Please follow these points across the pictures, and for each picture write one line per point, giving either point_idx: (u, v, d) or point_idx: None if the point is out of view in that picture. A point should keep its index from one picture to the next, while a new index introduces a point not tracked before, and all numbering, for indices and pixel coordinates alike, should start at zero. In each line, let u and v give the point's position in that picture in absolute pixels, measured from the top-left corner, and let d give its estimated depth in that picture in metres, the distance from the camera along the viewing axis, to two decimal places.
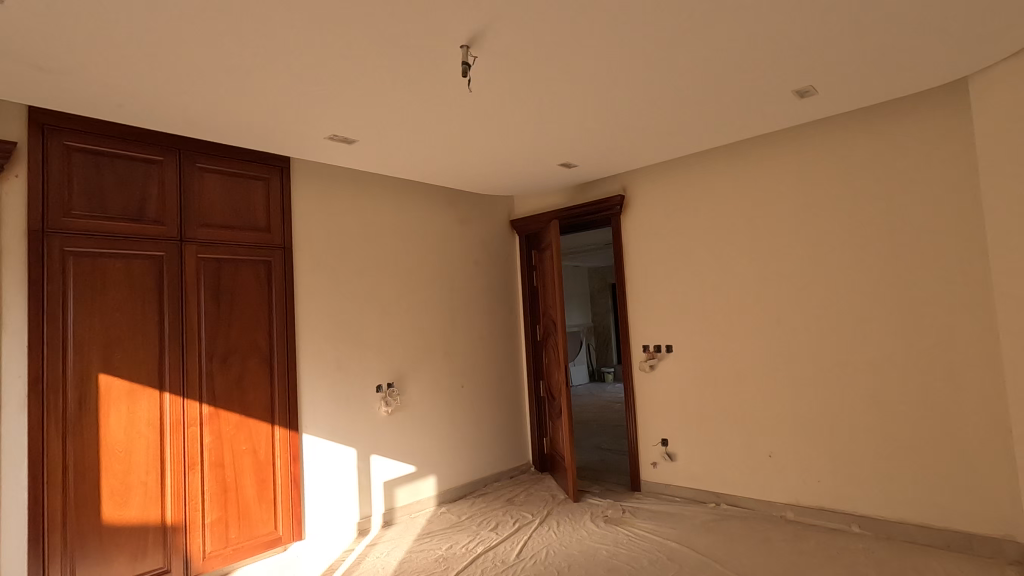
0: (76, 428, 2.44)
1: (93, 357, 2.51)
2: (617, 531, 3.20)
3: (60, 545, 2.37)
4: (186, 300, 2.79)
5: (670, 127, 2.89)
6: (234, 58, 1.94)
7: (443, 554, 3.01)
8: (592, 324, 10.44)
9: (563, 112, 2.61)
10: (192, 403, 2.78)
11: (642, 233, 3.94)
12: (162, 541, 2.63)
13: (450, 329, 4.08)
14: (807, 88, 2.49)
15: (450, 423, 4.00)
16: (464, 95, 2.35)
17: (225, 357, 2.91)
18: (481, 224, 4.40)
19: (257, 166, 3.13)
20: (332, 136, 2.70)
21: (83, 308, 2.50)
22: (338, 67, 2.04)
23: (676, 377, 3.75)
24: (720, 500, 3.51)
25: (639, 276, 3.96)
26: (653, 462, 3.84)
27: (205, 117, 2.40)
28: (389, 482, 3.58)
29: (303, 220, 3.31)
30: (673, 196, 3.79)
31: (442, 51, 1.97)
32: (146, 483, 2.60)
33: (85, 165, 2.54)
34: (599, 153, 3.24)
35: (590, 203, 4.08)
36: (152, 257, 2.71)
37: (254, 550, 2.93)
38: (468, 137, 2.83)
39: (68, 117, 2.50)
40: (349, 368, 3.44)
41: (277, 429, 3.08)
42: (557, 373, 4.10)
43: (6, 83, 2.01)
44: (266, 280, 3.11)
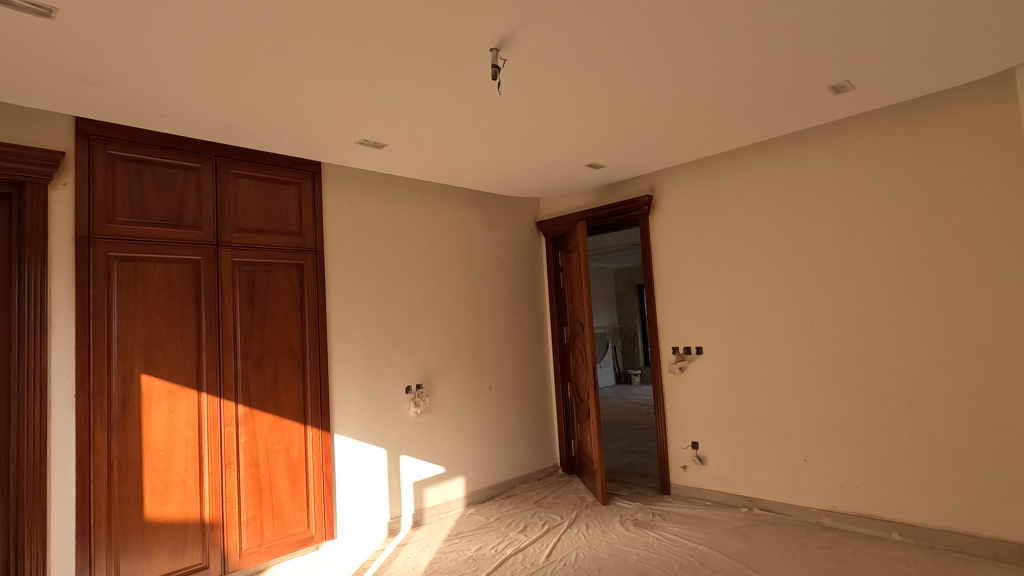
0: (120, 427, 2.53)
1: (136, 358, 2.60)
2: (647, 535, 3.16)
3: (105, 540, 2.46)
4: (222, 303, 2.87)
5: (699, 126, 2.86)
6: (270, 66, 1.98)
7: (472, 555, 3.03)
8: (618, 326, 10.35)
9: (592, 113, 2.60)
10: (229, 404, 2.85)
11: (670, 233, 3.90)
12: (200, 537, 2.71)
13: (478, 332, 4.10)
14: (843, 83, 2.43)
15: (478, 425, 4.01)
16: (493, 98, 2.36)
17: (259, 358, 2.98)
18: (508, 225, 4.42)
19: (290, 172, 3.20)
20: (363, 141, 2.74)
21: (126, 311, 2.59)
22: (371, 73, 2.07)
23: (706, 379, 3.70)
24: (752, 505, 3.44)
25: (667, 277, 3.92)
26: (683, 465, 3.79)
27: (242, 124, 2.47)
28: (418, 482, 3.61)
29: (334, 224, 3.37)
30: (702, 196, 3.74)
31: (473, 56, 1.98)
32: (185, 481, 2.68)
33: (127, 173, 2.64)
34: (627, 153, 3.22)
35: (617, 204, 4.05)
36: (191, 261, 2.79)
37: (288, 548, 2.99)
38: (496, 140, 2.85)
39: (112, 127, 2.59)
40: (378, 369, 3.48)
41: (309, 429, 3.13)
42: (585, 376, 4.09)
43: (57, 95, 2.10)
44: (299, 283, 3.17)
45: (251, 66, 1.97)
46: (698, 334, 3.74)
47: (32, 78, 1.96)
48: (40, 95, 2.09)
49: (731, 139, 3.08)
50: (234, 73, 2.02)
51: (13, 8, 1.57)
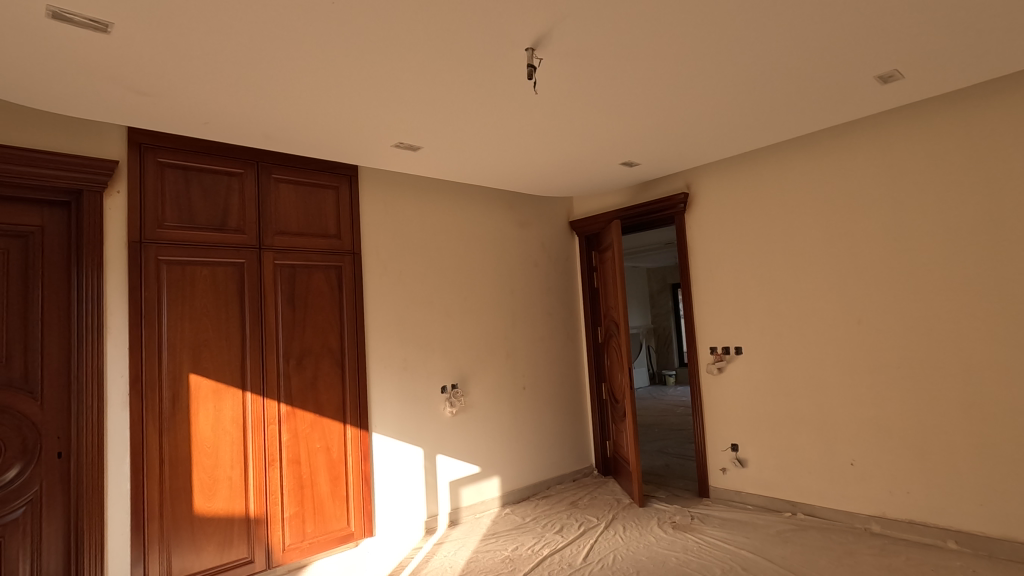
0: (170, 425, 2.63)
1: (184, 358, 2.70)
2: (686, 538, 3.11)
3: (158, 533, 2.55)
4: (265, 305, 2.95)
5: (737, 122, 2.79)
6: (311, 73, 2.03)
7: (509, 555, 3.03)
8: (651, 326, 10.22)
9: (627, 110, 2.57)
10: (271, 402, 2.93)
11: (707, 231, 3.82)
12: (246, 532, 2.79)
13: (512, 332, 4.10)
14: (891, 73, 2.33)
15: (513, 425, 4.01)
16: (528, 98, 2.35)
17: (300, 358, 3.05)
18: (541, 225, 4.41)
19: (328, 175, 3.26)
20: (398, 144, 2.78)
21: (176, 313, 2.69)
22: (407, 76, 2.10)
23: (746, 380, 3.61)
24: (796, 509, 3.34)
25: (705, 276, 3.84)
26: (723, 468, 3.71)
27: (282, 130, 2.53)
28: (454, 482, 3.64)
29: (370, 226, 3.42)
30: (741, 192, 3.66)
31: (508, 56, 1.98)
32: (231, 477, 2.76)
33: (175, 180, 2.74)
34: (663, 150, 3.17)
35: (652, 202, 4.00)
36: (235, 264, 2.88)
37: (329, 544, 3.05)
38: (530, 139, 2.84)
39: (161, 136, 2.70)
40: (414, 369, 3.52)
41: (348, 429, 3.19)
42: (620, 376, 4.05)
43: (110, 107, 2.20)
44: (337, 285, 3.23)
45: (292, 73, 2.02)
46: (737, 333, 3.66)
47: (89, 91, 2.06)
48: (96, 107, 2.19)
49: (771, 134, 3.00)
50: (276, 80, 2.07)
51: (70, 23, 1.65)
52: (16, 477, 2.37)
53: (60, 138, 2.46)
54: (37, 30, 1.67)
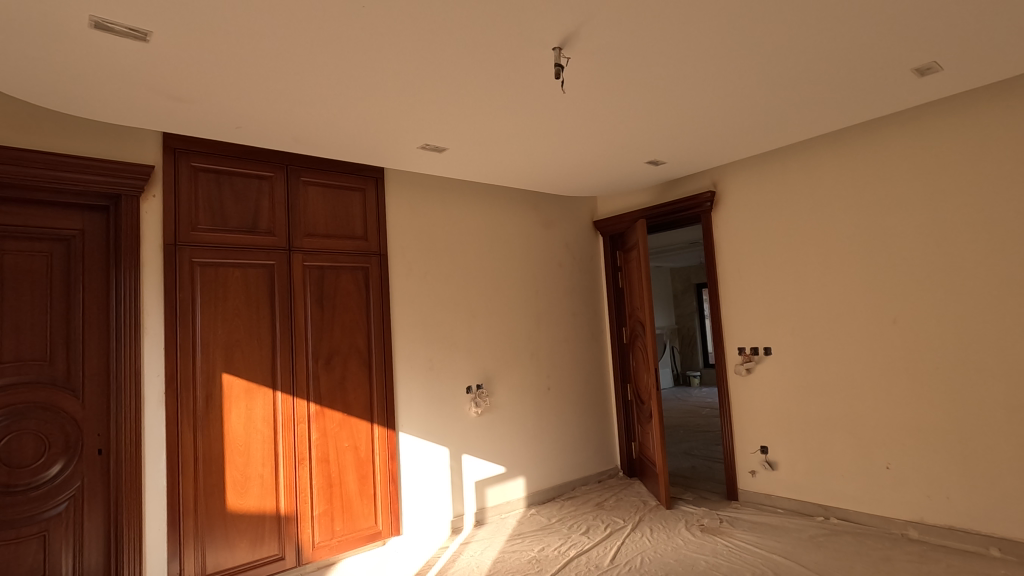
0: (204, 423, 2.69)
1: (217, 358, 2.75)
2: (715, 541, 3.07)
3: (192, 529, 2.61)
4: (295, 306, 3.00)
5: (766, 118, 2.75)
6: (341, 76, 2.05)
7: (536, 556, 3.02)
8: (675, 327, 10.11)
9: (654, 108, 2.54)
10: (301, 401, 2.97)
11: (735, 229, 3.76)
12: (277, 529, 2.84)
13: (536, 333, 4.10)
14: (929, 65, 2.26)
15: (537, 426, 4.01)
16: (555, 98, 2.35)
17: (328, 358, 3.09)
18: (565, 226, 4.40)
19: (355, 177, 3.30)
20: (425, 146, 2.80)
21: (209, 313, 2.75)
22: (436, 78, 2.11)
23: (775, 381, 3.54)
24: (829, 513, 3.26)
25: (733, 275, 3.78)
26: (752, 470, 3.65)
27: (311, 133, 2.56)
28: (480, 482, 3.65)
29: (396, 227, 3.45)
30: (770, 190, 3.59)
31: (536, 56, 1.98)
32: (262, 475, 2.81)
33: (208, 183, 2.80)
34: (690, 148, 3.13)
35: (678, 201, 3.95)
36: (266, 266, 2.93)
37: (357, 543, 3.08)
38: (555, 139, 2.83)
39: (195, 141, 2.76)
40: (440, 369, 3.54)
41: (376, 428, 3.22)
42: (646, 377, 4.01)
43: (147, 113, 2.26)
44: (364, 286, 3.27)
45: (323, 77, 2.05)
46: (767, 333, 3.59)
47: (127, 97, 2.11)
48: (132, 113, 2.25)
49: (801, 131, 2.95)
50: (306, 84, 2.10)
51: (111, 33, 1.70)
52: (59, 474, 2.46)
53: (99, 144, 2.54)
54: (79, 40, 1.73)
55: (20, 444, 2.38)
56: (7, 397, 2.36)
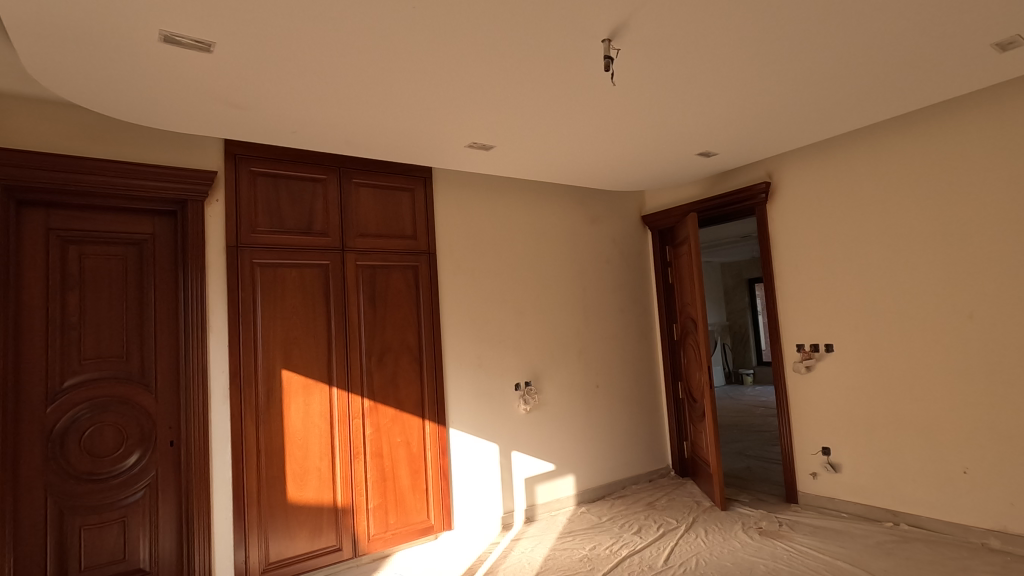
0: (266, 417, 2.80)
1: (277, 354, 2.86)
2: (774, 545, 2.96)
3: (256, 518, 2.73)
4: (348, 304, 3.08)
5: (825, 104, 2.63)
6: (391, 78, 2.09)
7: (587, 554, 3.00)
8: (726, 323, 9.83)
9: (705, 98, 2.47)
10: (355, 397, 3.05)
11: (791, 221, 3.61)
12: (334, 521, 2.92)
13: (584, 330, 4.06)
14: (1010, 40, 2.10)
15: (586, 423, 3.98)
16: (603, 91, 2.31)
17: (381, 355, 3.16)
18: (612, 221, 4.34)
19: (404, 178, 3.36)
20: (472, 144, 2.81)
21: (269, 312, 2.86)
22: (484, 77, 2.12)
23: (837, 379, 3.39)
24: (898, 519, 3.09)
25: (790, 269, 3.63)
26: (813, 472, 3.50)
27: (363, 135, 2.62)
28: (529, 479, 3.65)
29: (444, 226, 3.49)
30: (830, 180, 3.42)
31: (584, 49, 1.95)
32: (320, 468, 2.91)
33: (266, 187, 2.91)
34: (743, 138, 3.02)
35: (730, 192, 3.83)
36: (320, 266, 3.02)
37: (410, 536, 3.15)
38: (602, 134, 2.79)
39: (254, 146, 2.88)
40: (489, 366, 3.56)
41: (427, 424, 3.27)
42: (698, 375, 3.91)
43: (209, 121, 2.36)
44: (414, 284, 3.32)
45: (375, 80, 2.10)
46: (827, 329, 3.43)
47: (192, 107, 2.22)
48: (196, 121, 2.36)
49: (864, 116, 2.80)
50: (357, 87, 2.15)
51: (179, 45, 1.79)
52: (136, 464, 2.61)
53: (167, 153, 2.68)
54: (150, 54, 1.83)
55: (101, 435, 2.55)
56: (89, 391, 2.53)
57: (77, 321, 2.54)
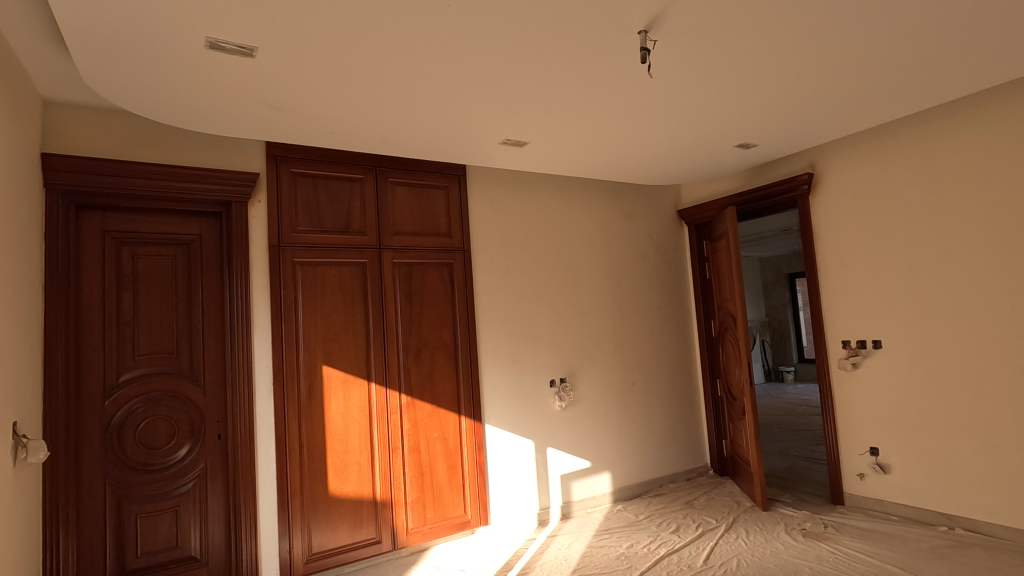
0: (308, 412, 2.87)
1: (318, 351, 2.93)
2: (819, 547, 2.87)
3: (299, 510, 2.80)
4: (385, 302, 3.13)
5: (873, 91, 2.52)
6: (427, 78, 2.11)
7: (625, 552, 2.98)
8: (765, 320, 9.58)
9: (745, 88, 2.40)
10: (393, 393, 3.10)
11: (836, 213, 3.49)
12: (374, 514, 2.98)
13: (619, 327, 4.02)
14: None
15: (622, 420, 3.94)
16: (639, 84, 2.28)
17: (417, 351, 3.21)
18: (647, 216, 4.28)
19: (439, 176, 3.39)
20: (506, 141, 2.82)
21: (309, 309, 2.93)
22: (519, 73, 2.11)
23: (886, 377, 3.26)
24: (954, 524, 2.96)
25: (834, 263, 3.51)
26: (860, 473, 3.38)
27: (398, 134, 2.66)
28: (565, 476, 3.65)
29: (478, 224, 3.51)
30: (878, 169, 3.29)
31: (621, 42, 1.93)
32: (360, 462, 2.97)
33: (306, 188, 2.99)
34: (785, 128, 2.93)
35: (771, 185, 3.72)
36: (358, 264, 3.08)
37: (447, 530, 3.19)
38: (638, 127, 2.75)
39: (294, 148, 2.95)
40: (524, 363, 3.56)
41: (463, 420, 3.30)
42: (738, 372, 3.82)
43: (252, 124, 2.44)
44: (449, 281, 3.36)
45: (411, 80, 2.12)
46: (876, 325, 3.30)
47: (236, 111, 2.29)
48: (240, 125, 2.44)
49: (914, 103, 2.68)
50: (392, 87, 2.17)
51: (224, 51, 1.85)
52: (186, 455, 2.72)
53: (213, 157, 2.78)
54: (197, 60, 1.89)
55: (155, 427, 2.67)
56: (143, 386, 2.65)
57: (131, 319, 2.66)
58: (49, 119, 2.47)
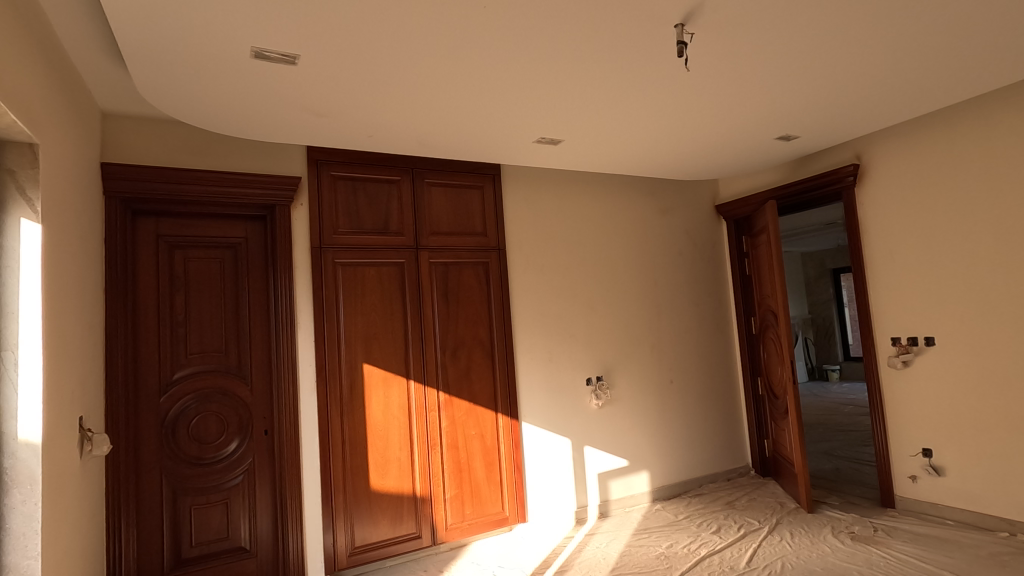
0: (350, 408, 2.95)
1: (358, 349, 3.01)
2: (868, 551, 2.78)
3: (342, 504, 2.88)
4: (423, 300, 3.18)
5: (924, 78, 2.42)
6: (462, 79, 2.13)
7: (664, 552, 2.95)
8: (808, 316, 9.30)
9: (786, 79, 2.34)
10: (431, 390, 3.15)
11: (883, 205, 3.36)
12: (414, 509, 3.04)
13: (656, 325, 3.98)
14: None
15: (659, 419, 3.90)
16: (675, 79, 2.25)
17: (455, 350, 3.25)
18: (684, 212, 4.21)
19: (474, 176, 3.42)
20: (541, 139, 2.82)
21: (350, 309, 3.01)
22: (554, 71, 2.11)
23: (939, 376, 3.12)
24: (1015, 530, 2.81)
25: (882, 257, 3.38)
26: (912, 475, 3.25)
27: (434, 136, 2.69)
28: (602, 474, 3.63)
29: (513, 223, 3.53)
30: (928, 159, 3.15)
31: (658, 36, 1.91)
32: (400, 458, 3.03)
33: (346, 190, 3.06)
34: (828, 118, 2.84)
35: (814, 177, 3.60)
36: (396, 264, 3.14)
37: (486, 526, 3.22)
38: (675, 121, 2.71)
39: (334, 152, 3.03)
40: (560, 360, 3.56)
41: (500, 417, 3.33)
42: (780, 370, 3.73)
43: (295, 130, 2.51)
44: (485, 280, 3.38)
45: (447, 82, 2.15)
46: (927, 321, 3.17)
47: (279, 117, 2.37)
48: (283, 131, 2.52)
49: (969, 88, 2.55)
50: (429, 89, 2.21)
51: (268, 60, 1.92)
52: (235, 450, 2.83)
53: (257, 163, 2.88)
54: (242, 69, 1.96)
55: (206, 423, 2.78)
56: (194, 383, 2.77)
57: (183, 319, 2.78)
58: (106, 129, 2.60)
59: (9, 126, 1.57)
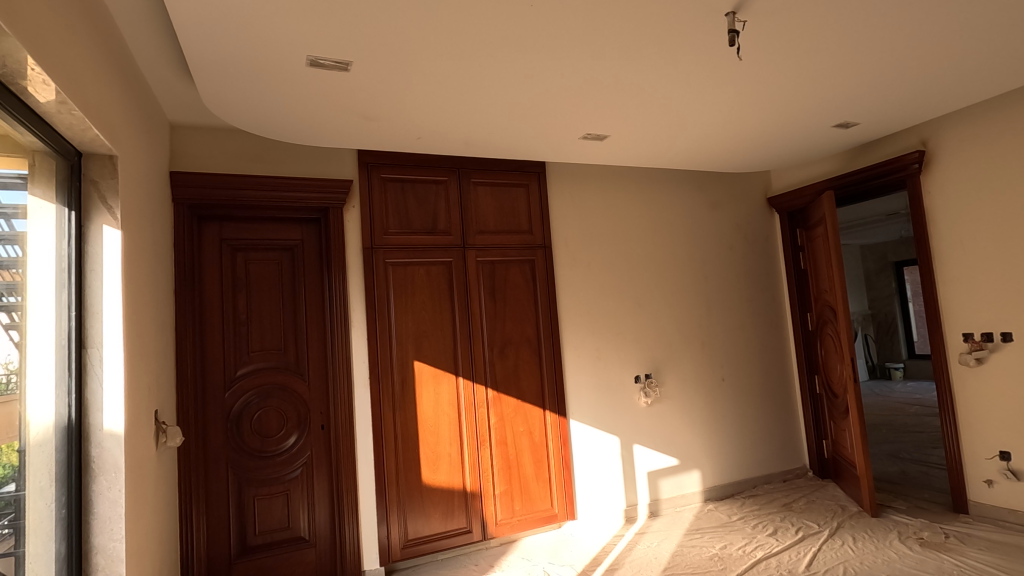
0: (402, 404, 3.02)
1: (409, 347, 3.08)
2: (939, 558, 2.64)
3: (395, 498, 2.95)
4: (470, 299, 3.22)
5: (998, 57, 2.26)
6: (509, 78, 2.15)
7: (718, 553, 2.88)
8: (868, 312, 8.86)
9: (844, 65, 2.24)
10: (480, 387, 3.19)
11: (952, 193, 3.17)
12: (464, 504, 3.09)
13: (706, 321, 3.89)
14: None
15: (711, 417, 3.81)
16: (726, 69, 2.19)
17: (502, 347, 3.28)
18: (734, 205, 4.09)
19: (519, 174, 3.44)
20: (586, 136, 2.81)
21: (401, 307, 3.08)
22: (600, 66, 2.10)
23: (1017, 374, 2.93)
24: None
25: (952, 248, 3.19)
26: (987, 479, 3.06)
27: (480, 136, 2.73)
28: (652, 473, 3.59)
29: (559, 220, 3.53)
30: (1003, 143, 2.95)
31: (708, 26, 1.86)
32: (450, 454, 3.09)
33: (395, 192, 3.14)
34: (889, 103, 2.70)
35: (874, 165, 3.44)
36: (445, 263, 3.20)
37: (536, 523, 3.24)
38: (725, 113, 2.64)
39: (384, 155, 3.11)
40: (607, 357, 3.54)
41: (548, 415, 3.34)
42: (840, 367, 3.58)
43: (347, 134, 2.60)
44: (531, 277, 3.40)
45: (492, 82, 2.18)
46: (1003, 315, 2.97)
47: (333, 123, 2.45)
48: (335, 136, 2.61)
49: None
50: (475, 90, 2.24)
51: (323, 68, 1.99)
52: (294, 444, 2.95)
53: (312, 168, 2.99)
54: (299, 76, 2.04)
55: (267, 418, 2.91)
56: (257, 379, 2.90)
57: (245, 319, 2.92)
58: (174, 140, 2.76)
59: (92, 139, 1.69)
